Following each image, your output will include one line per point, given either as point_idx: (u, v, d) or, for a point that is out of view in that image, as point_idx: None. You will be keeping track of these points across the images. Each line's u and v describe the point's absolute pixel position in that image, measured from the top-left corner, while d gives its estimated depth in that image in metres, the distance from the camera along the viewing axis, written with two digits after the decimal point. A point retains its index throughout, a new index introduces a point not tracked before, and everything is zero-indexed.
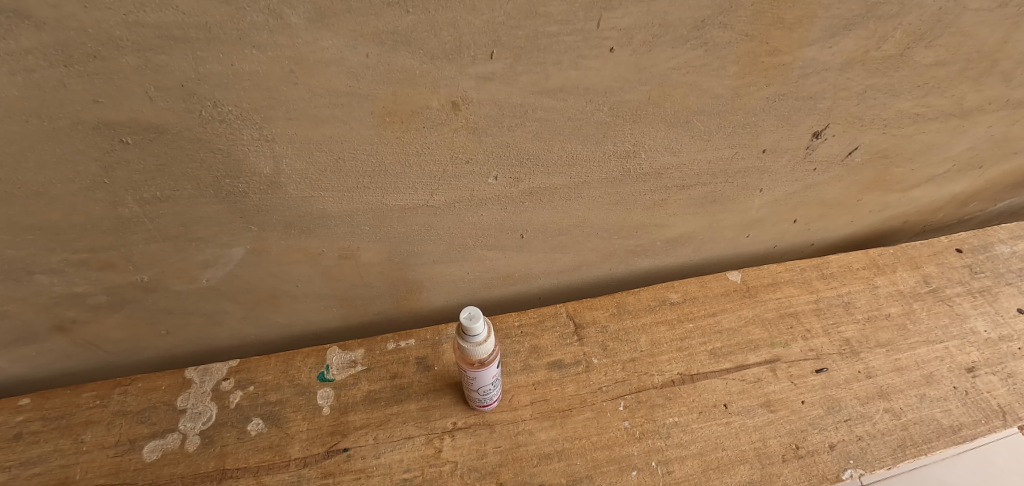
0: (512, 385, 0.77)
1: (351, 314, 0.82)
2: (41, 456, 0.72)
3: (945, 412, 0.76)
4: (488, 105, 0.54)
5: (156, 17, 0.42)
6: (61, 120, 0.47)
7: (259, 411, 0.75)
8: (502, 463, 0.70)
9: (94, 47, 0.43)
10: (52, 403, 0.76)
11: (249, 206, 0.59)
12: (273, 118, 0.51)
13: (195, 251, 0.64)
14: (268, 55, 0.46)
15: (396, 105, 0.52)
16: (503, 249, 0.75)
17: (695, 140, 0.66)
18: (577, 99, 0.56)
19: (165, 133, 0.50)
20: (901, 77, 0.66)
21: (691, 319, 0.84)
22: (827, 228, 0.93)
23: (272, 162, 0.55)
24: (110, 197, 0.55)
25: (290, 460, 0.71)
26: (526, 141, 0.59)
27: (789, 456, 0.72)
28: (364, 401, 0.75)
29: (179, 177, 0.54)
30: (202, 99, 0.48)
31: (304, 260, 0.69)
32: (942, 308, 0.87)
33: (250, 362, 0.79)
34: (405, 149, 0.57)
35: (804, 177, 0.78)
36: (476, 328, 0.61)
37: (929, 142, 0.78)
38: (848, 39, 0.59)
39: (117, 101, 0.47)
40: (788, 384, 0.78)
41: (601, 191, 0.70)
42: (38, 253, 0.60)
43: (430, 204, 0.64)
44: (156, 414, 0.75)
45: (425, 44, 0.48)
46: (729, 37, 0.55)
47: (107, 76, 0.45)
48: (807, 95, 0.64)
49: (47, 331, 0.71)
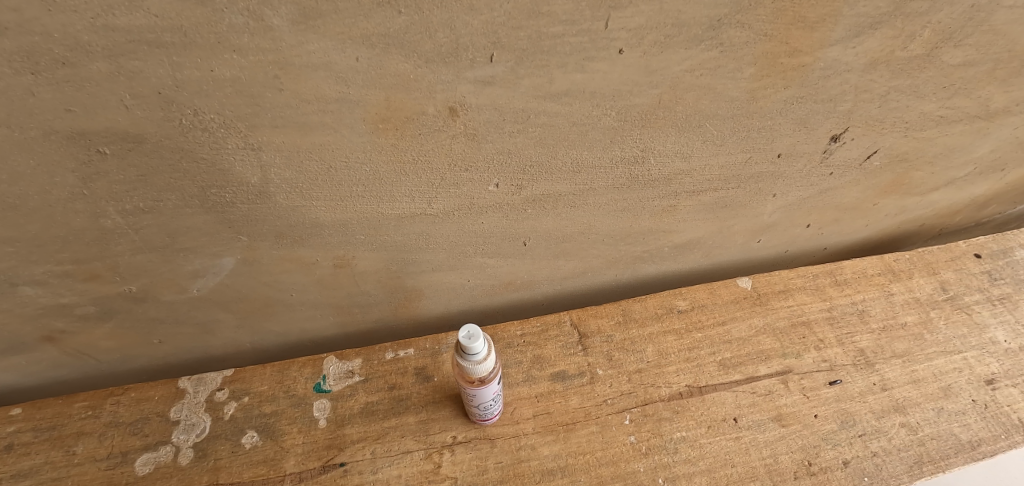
0: (514, 397, 0.74)
1: (348, 322, 0.80)
2: (32, 468, 0.70)
3: (963, 427, 0.74)
4: (488, 111, 0.51)
5: (127, 20, 0.39)
6: (32, 130, 0.44)
7: (254, 423, 0.73)
8: (503, 479, 0.68)
9: (61, 53, 0.39)
10: (43, 414, 0.74)
11: (238, 216, 0.56)
12: (259, 126, 0.48)
13: (183, 262, 0.61)
14: (250, 60, 0.43)
15: (389, 111, 0.49)
16: (505, 257, 0.72)
17: (707, 145, 0.63)
18: (583, 104, 0.53)
19: (144, 143, 0.47)
20: (926, 78, 0.62)
21: (700, 329, 0.81)
22: (840, 232, 0.90)
23: (259, 171, 0.52)
24: (91, 208, 0.52)
25: (285, 475, 0.68)
26: (528, 147, 0.56)
27: (801, 473, 0.69)
28: (361, 413, 0.73)
29: (162, 188, 0.51)
30: (182, 107, 0.45)
31: (298, 269, 0.66)
32: (960, 317, 0.83)
33: (245, 372, 0.77)
34: (400, 157, 0.53)
35: (820, 182, 0.75)
36: (476, 347, 0.58)
37: (951, 145, 0.75)
38: (873, 39, 0.55)
39: (91, 110, 0.44)
40: (800, 397, 0.75)
41: (606, 198, 0.66)
42: (20, 265, 0.57)
43: (429, 212, 0.61)
44: (148, 426, 0.73)
45: (419, 46, 0.44)
46: (746, 37, 0.51)
47: (78, 83, 0.42)
48: (827, 98, 0.61)
49: (35, 341, 0.69)
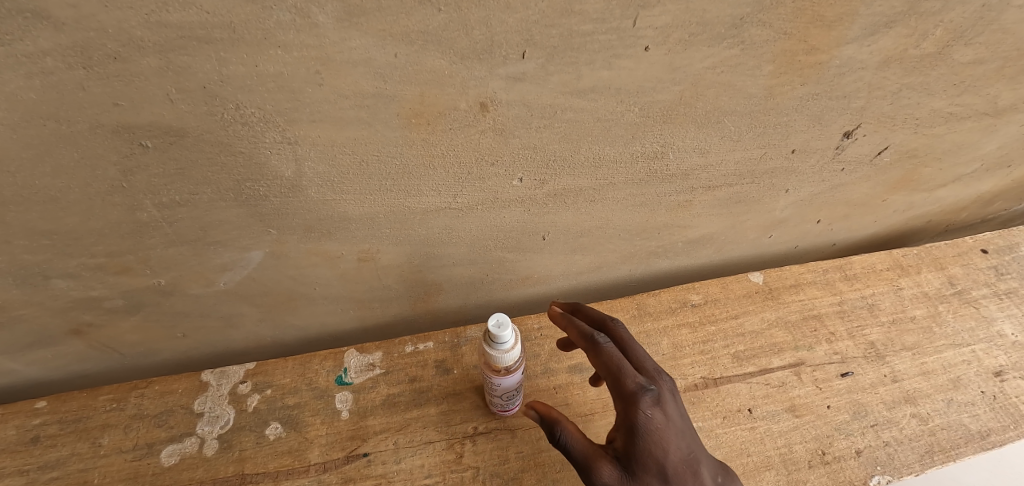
0: (533, 389, 0.75)
1: (368, 316, 0.81)
2: (59, 460, 0.71)
3: (972, 418, 0.75)
4: (518, 106, 0.53)
5: (179, 16, 0.40)
6: (79, 124, 0.46)
7: (278, 415, 0.74)
8: (524, 468, 0.69)
9: (114, 48, 0.41)
10: (68, 406, 0.75)
11: (270, 209, 0.58)
12: (297, 121, 0.49)
13: (213, 255, 0.62)
14: (294, 56, 0.44)
15: (422, 106, 0.50)
16: (524, 251, 0.74)
17: (724, 141, 0.64)
18: (607, 100, 0.55)
19: (185, 136, 0.48)
20: (938, 76, 0.64)
21: (713, 322, 0.82)
22: (849, 228, 0.91)
23: (294, 165, 0.53)
24: (128, 201, 0.54)
25: (310, 466, 0.70)
26: (553, 142, 0.58)
27: (815, 462, 0.71)
28: (383, 405, 0.74)
29: (199, 181, 0.53)
30: (224, 101, 0.46)
31: (323, 262, 0.68)
32: (968, 310, 0.85)
33: (267, 365, 0.78)
34: (431, 151, 0.55)
35: (831, 178, 0.76)
36: (504, 336, 0.60)
37: (960, 141, 0.76)
38: (888, 37, 0.57)
39: (137, 103, 0.45)
40: (812, 388, 0.77)
41: (625, 193, 0.68)
42: (55, 258, 0.58)
43: (453, 206, 0.63)
44: (173, 418, 0.74)
45: (456, 43, 0.46)
46: (767, 35, 0.53)
47: (127, 78, 0.43)
48: (841, 95, 0.62)
49: (63, 334, 0.70)
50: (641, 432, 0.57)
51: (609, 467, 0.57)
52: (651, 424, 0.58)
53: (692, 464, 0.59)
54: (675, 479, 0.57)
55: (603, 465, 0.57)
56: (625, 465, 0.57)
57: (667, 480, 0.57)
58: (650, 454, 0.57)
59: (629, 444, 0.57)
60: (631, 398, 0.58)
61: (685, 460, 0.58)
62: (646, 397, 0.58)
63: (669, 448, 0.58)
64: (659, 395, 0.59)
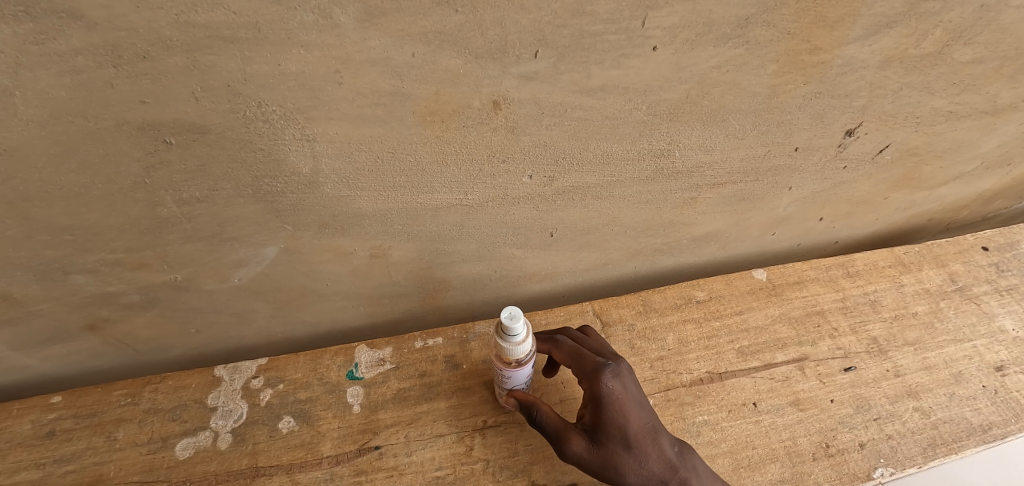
0: (541, 383, 0.77)
1: (378, 312, 0.82)
2: (75, 454, 0.72)
3: (974, 411, 0.77)
4: (529, 105, 0.54)
5: (207, 17, 0.42)
6: (106, 121, 0.47)
7: (290, 409, 0.75)
8: (533, 461, 0.70)
9: (143, 47, 0.42)
10: (83, 401, 0.76)
11: (287, 206, 0.59)
12: (316, 118, 0.50)
13: (229, 251, 0.64)
14: (315, 55, 0.46)
15: (437, 104, 0.52)
16: (532, 248, 0.75)
17: (729, 139, 0.66)
18: (616, 98, 0.56)
19: (207, 133, 0.50)
20: (937, 75, 0.65)
21: (717, 318, 0.84)
22: (851, 226, 0.93)
23: (311, 162, 0.55)
24: (150, 197, 0.55)
25: (322, 458, 0.71)
26: (563, 139, 0.59)
27: (819, 455, 0.72)
28: (393, 399, 0.75)
29: (218, 177, 0.54)
30: (247, 99, 0.48)
31: (336, 259, 0.69)
32: (970, 307, 0.86)
33: (279, 360, 0.79)
34: (444, 149, 0.56)
35: (834, 175, 0.78)
36: (516, 329, 0.61)
37: (960, 140, 0.78)
38: (889, 37, 0.58)
39: (163, 101, 0.46)
40: (816, 383, 0.78)
41: (632, 190, 0.69)
42: (75, 253, 0.60)
43: (464, 203, 0.64)
44: (187, 412, 0.75)
45: (471, 43, 0.47)
46: (771, 35, 0.54)
47: (154, 76, 0.45)
48: (843, 94, 0.64)
49: (79, 329, 0.72)
50: (603, 402, 0.63)
51: (579, 434, 0.62)
52: (613, 394, 0.63)
53: (653, 431, 0.63)
54: (638, 445, 0.62)
55: (573, 432, 0.62)
56: (592, 433, 0.62)
57: (631, 446, 0.61)
58: (614, 421, 0.62)
59: (594, 414, 0.63)
60: (593, 374, 0.64)
61: (646, 428, 0.63)
62: (606, 371, 0.64)
63: (631, 416, 0.63)
64: (619, 369, 0.65)
